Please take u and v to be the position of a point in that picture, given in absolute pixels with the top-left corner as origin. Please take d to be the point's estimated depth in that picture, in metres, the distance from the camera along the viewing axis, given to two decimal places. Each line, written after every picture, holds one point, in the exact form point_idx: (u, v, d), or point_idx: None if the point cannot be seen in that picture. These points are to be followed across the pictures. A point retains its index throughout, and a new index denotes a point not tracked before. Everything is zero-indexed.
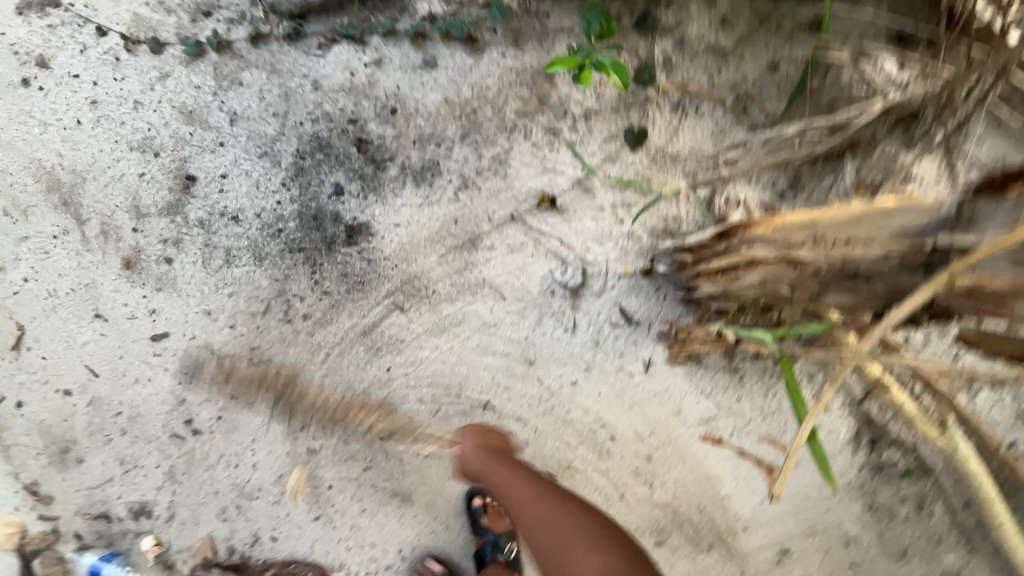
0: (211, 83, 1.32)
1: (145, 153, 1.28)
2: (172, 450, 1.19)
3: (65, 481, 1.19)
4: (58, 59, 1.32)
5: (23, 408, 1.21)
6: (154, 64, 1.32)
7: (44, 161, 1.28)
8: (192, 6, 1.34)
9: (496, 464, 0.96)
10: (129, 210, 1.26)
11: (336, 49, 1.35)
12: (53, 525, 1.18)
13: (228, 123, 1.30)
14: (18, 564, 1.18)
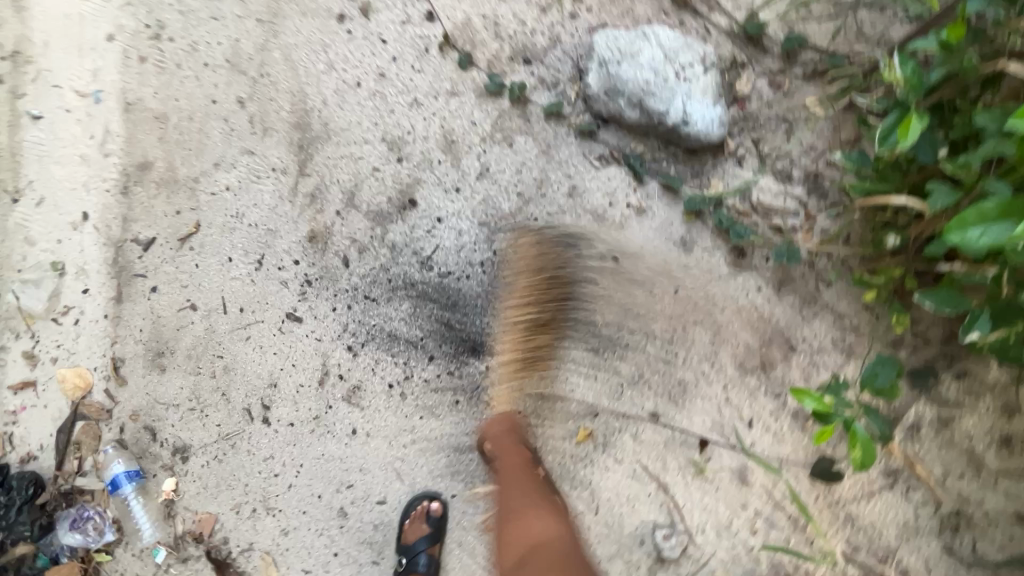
0: (487, 127, 1.24)
1: (391, 153, 1.24)
2: (236, 422, 1.20)
3: (144, 377, 1.22)
4: (380, 16, 1.27)
5: (152, 295, 1.23)
6: (451, 76, 1.26)
7: (308, 99, 1.27)
8: (519, 45, 1.25)
9: (514, 448, 1.12)
10: (345, 192, 1.24)
11: (613, 170, 1.23)
12: (110, 404, 1.22)
13: (475, 174, 1.24)
14: (64, 415, 1.22)
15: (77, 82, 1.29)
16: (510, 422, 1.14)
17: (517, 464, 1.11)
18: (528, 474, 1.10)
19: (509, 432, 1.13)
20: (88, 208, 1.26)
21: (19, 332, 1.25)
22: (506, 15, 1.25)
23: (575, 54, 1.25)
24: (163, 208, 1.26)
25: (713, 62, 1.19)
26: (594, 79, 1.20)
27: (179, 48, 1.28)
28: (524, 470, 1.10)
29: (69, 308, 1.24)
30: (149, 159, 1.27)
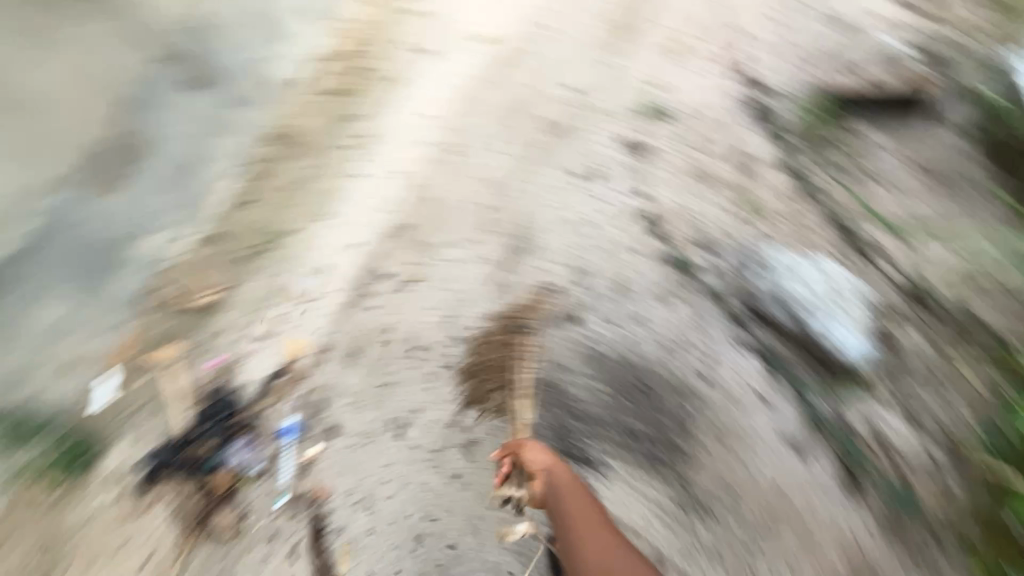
0: (654, 292, 1.52)
1: (571, 279, 1.61)
2: (432, 438, 1.91)
3: (338, 363, 1.70)
4: (613, 177, 1.47)
5: (365, 313, 1.69)
6: (637, 237, 1.50)
7: (527, 221, 1.59)
8: (704, 232, 1.42)
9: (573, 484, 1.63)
10: (532, 297, 1.66)
11: (752, 358, 1.44)
12: (305, 371, 1.68)
13: (632, 317, 1.57)
14: (266, 368, 1.64)
15: (385, 159, 1.50)
16: (554, 459, 1.70)
17: (565, 489, 1.64)
18: (576, 496, 1.61)
19: (555, 469, 1.67)
20: (359, 238, 1.57)
21: (266, 305, 1.57)
22: (700, 208, 1.41)
23: (750, 252, 1.38)
24: (403, 255, 1.65)
25: (869, 301, 1.27)
26: (763, 282, 1.38)
27: (460, 157, 1.55)
28: (576, 492, 1.62)
29: (313, 300, 1.64)
30: (407, 222, 1.61)
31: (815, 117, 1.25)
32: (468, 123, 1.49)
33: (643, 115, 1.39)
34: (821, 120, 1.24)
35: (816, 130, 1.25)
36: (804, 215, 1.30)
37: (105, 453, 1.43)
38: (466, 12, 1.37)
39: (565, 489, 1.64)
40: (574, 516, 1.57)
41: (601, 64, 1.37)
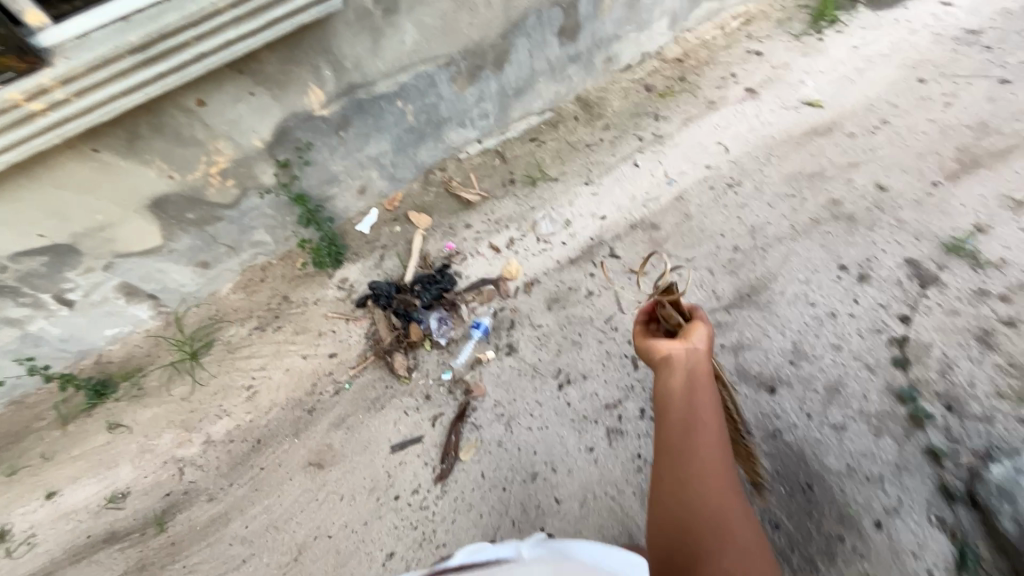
0: (873, 412, 1.46)
1: (790, 355, 1.57)
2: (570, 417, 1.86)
3: (533, 301, 1.80)
4: (870, 291, 1.64)
5: (585, 275, 1.82)
6: (879, 359, 1.52)
7: (776, 282, 1.70)
8: (949, 391, 1.45)
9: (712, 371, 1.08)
10: (747, 348, 1.61)
11: (940, 537, 1.30)
12: (506, 292, 1.83)
13: (832, 423, 1.47)
14: (487, 273, 1.89)
15: (671, 169, 2.03)
16: (707, 347, 1.11)
17: (697, 383, 1.06)
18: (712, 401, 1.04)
19: (697, 356, 1.09)
20: (604, 212, 1.96)
21: (514, 223, 1.99)
22: (963, 364, 1.48)
23: (992, 443, 1.37)
24: (643, 249, 1.85)
25: None
26: (998, 471, 1.30)
27: (747, 201, 1.89)
28: (711, 390, 1.06)
29: (547, 241, 1.93)
30: (659, 225, 1.90)
31: None
32: (755, 166, 1.98)
33: (973, 282, 1.60)
34: None
35: None
36: None
37: (274, 296, 1.93)
38: (805, 88, 2.15)
39: (698, 384, 1.06)
40: (701, 417, 1.02)
41: (961, 230, 1.70)
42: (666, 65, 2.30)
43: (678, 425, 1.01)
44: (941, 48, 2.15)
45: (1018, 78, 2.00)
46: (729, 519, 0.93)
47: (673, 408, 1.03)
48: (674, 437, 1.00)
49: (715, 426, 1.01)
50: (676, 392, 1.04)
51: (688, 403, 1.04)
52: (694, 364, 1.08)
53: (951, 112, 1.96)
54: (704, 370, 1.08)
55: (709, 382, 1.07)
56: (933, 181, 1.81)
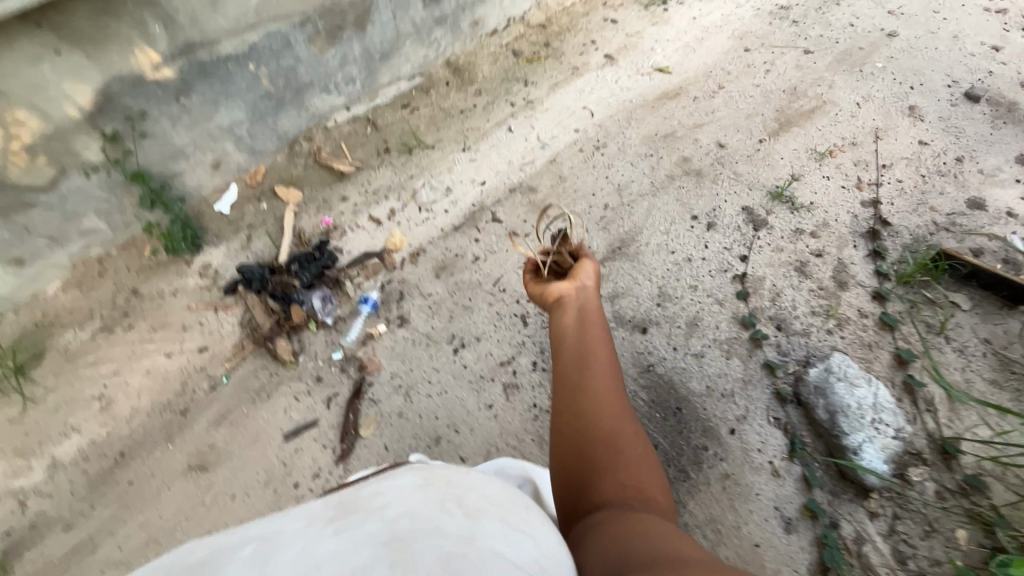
0: (724, 340, 1.70)
1: (657, 298, 1.76)
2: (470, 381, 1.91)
3: (421, 271, 1.79)
4: (716, 236, 1.88)
5: (470, 241, 1.85)
6: (726, 294, 1.77)
7: (642, 235, 1.88)
8: (777, 315, 1.74)
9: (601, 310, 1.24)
10: (621, 297, 1.77)
11: (776, 432, 1.59)
12: (391, 264, 1.80)
13: (693, 352, 1.69)
14: (370, 246, 1.83)
15: (542, 133, 2.11)
16: (594, 285, 1.31)
17: (588, 321, 1.22)
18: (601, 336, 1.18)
19: (586, 295, 1.27)
20: (483, 177, 1.99)
21: (393, 193, 1.93)
22: (787, 291, 1.78)
23: (810, 351, 1.68)
24: (523, 211, 1.92)
25: (903, 437, 1.52)
26: (814, 372, 1.60)
27: (613, 161, 2.04)
28: (602, 327, 1.20)
29: (429, 209, 1.92)
30: (536, 188, 1.98)
31: (898, 291, 1.79)
32: (618, 128, 2.13)
33: (792, 223, 1.91)
34: (906, 302, 1.77)
35: (896, 301, 1.77)
36: (879, 346, 1.70)
37: (119, 291, 1.68)
38: (655, 55, 2.34)
39: (587, 324, 1.20)
40: (591, 348, 1.15)
41: (781, 180, 2.01)
42: (530, 30, 2.36)
43: (572, 359, 1.14)
44: (761, 22, 2.47)
45: (817, 49, 2.37)
46: (619, 436, 1.02)
47: (567, 343, 1.18)
48: (568, 370, 1.12)
49: (607, 357, 1.14)
50: (571, 330, 1.19)
51: (580, 337, 1.17)
52: (584, 300, 1.26)
53: (769, 78, 2.28)
54: (594, 308, 1.25)
55: (597, 319, 1.22)
56: (759, 139, 2.10)
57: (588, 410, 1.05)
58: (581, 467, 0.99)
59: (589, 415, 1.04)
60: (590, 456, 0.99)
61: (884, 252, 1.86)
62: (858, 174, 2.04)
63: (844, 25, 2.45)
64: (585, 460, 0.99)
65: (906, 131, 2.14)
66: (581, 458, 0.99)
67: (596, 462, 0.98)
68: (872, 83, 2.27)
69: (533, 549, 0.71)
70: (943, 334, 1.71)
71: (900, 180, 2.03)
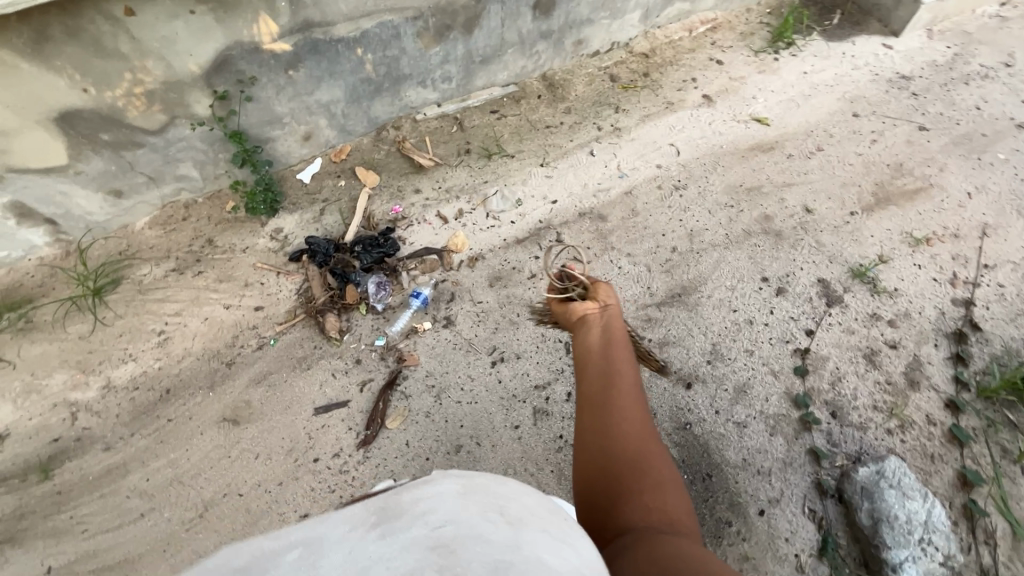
0: (770, 415, 1.61)
1: (708, 355, 1.69)
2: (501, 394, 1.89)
3: (476, 277, 1.79)
4: (783, 303, 1.79)
5: (529, 257, 1.84)
6: (782, 367, 1.68)
7: (705, 286, 1.81)
8: (834, 401, 1.63)
9: (621, 321, 1.22)
10: (671, 345, 1.71)
11: (809, 525, 1.48)
12: (449, 265, 1.81)
13: (735, 420, 1.61)
14: (432, 243, 1.86)
15: (623, 163, 2.08)
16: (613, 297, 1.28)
17: (612, 338, 1.19)
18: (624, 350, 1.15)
19: (609, 311, 1.23)
20: (555, 197, 1.98)
21: (465, 195, 1.96)
22: (849, 378, 1.67)
23: (863, 448, 1.56)
24: (587, 239, 1.89)
25: (951, 566, 1.39)
26: (864, 472, 1.49)
27: (690, 205, 1.98)
28: (625, 340, 1.18)
29: (496, 218, 1.93)
30: (606, 217, 1.94)
31: (976, 404, 1.64)
32: (701, 172, 2.07)
33: (869, 308, 1.79)
34: (983, 419, 1.62)
35: (972, 416, 1.62)
36: (943, 459, 1.56)
37: (197, 239, 1.79)
38: (756, 104, 2.26)
39: (610, 341, 1.17)
40: (613, 362, 1.12)
41: (866, 259, 1.88)
42: (631, 58, 2.33)
43: (594, 375, 1.10)
44: (877, 89, 2.34)
45: (934, 127, 2.21)
46: (642, 450, 0.99)
47: (589, 355, 1.15)
48: (591, 384, 1.09)
49: (630, 365, 1.12)
50: (594, 347, 1.15)
51: (603, 348, 1.16)
52: (609, 315, 1.23)
53: (874, 149, 2.15)
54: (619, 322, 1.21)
55: (621, 333, 1.19)
56: (851, 211, 1.99)
57: (612, 425, 1.02)
58: (605, 482, 0.95)
59: (611, 430, 1.01)
60: (614, 472, 0.96)
61: (967, 358, 1.71)
62: (954, 269, 1.88)
63: (970, 108, 2.27)
64: (609, 476, 0.96)
65: (1019, 233, 1.96)
66: (607, 475, 0.96)
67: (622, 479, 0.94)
68: (989, 175, 2.09)
69: (578, 562, 0.63)
70: (1021, 464, 1.55)
71: (1002, 285, 1.86)
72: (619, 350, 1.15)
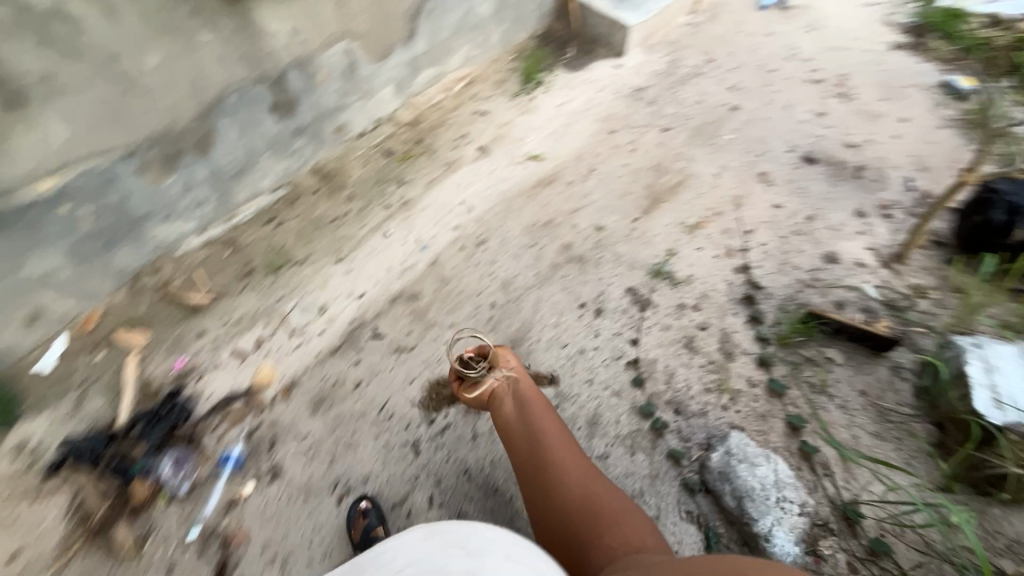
0: (626, 436, 1.65)
1: (555, 399, 1.70)
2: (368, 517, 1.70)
3: (296, 408, 1.60)
4: (604, 323, 1.87)
5: (350, 364, 1.70)
6: (622, 384, 1.75)
7: (530, 332, 1.83)
8: (674, 399, 1.73)
9: (532, 389, 1.44)
10: None
11: (692, 529, 1.53)
12: (260, 406, 1.60)
13: (597, 455, 1.62)
14: (234, 388, 1.62)
15: (421, 235, 2.05)
16: (517, 365, 1.49)
17: (531, 409, 1.41)
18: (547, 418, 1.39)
19: (519, 387, 1.44)
20: (361, 290, 1.87)
21: (260, 321, 1.76)
22: (679, 372, 1.79)
23: (711, 432, 1.67)
24: (405, 324, 1.81)
25: (808, 512, 1.53)
26: (716, 457, 1.58)
27: (496, 256, 2.01)
28: (543, 407, 1.42)
29: (303, 334, 1.76)
30: (419, 295, 1.88)
31: (779, 354, 1.86)
32: (497, 220, 2.12)
33: (675, 300, 1.95)
34: (788, 364, 1.84)
35: (780, 365, 1.84)
36: (772, 415, 1.73)
37: None
38: (528, 143, 2.40)
39: (532, 414, 1.40)
40: (539, 428, 1.37)
41: (658, 257, 2.07)
42: (400, 129, 2.33)
43: (532, 451, 1.33)
44: (621, 104, 2.63)
45: (673, 126, 2.54)
46: (592, 492, 1.24)
47: (518, 432, 1.38)
48: (532, 460, 1.32)
49: (553, 428, 1.37)
50: (521, 427, 1.38)
51: (528, 422, 1.38)
52: (519, 388, 1.44)
53: (635, 157, 2.40)
54: (530, 393, 1.44)
55: (537, 401, 1.42)
56: (633, 218, 2.17)
57: (563, 485, 1.26)
58: (578, 532, 1.18)
59: (564, 490, 1.25)
60: (582, 521, 1.19)
61: (761, 317, 1.94)
62: (727, 243, 2.15)
63: (694, 103, 2.66)
64: (579, 526, 1.19)
65: (762, 197, 2.31)
66: (571, 530, 1.19)
67: (591, 523, 1.18)
68: (725, 154, 2.45)
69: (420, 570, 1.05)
70: (826, 393, 1.79)
71: (764, 244, 2.17)
72: (539, 418, 1.39)
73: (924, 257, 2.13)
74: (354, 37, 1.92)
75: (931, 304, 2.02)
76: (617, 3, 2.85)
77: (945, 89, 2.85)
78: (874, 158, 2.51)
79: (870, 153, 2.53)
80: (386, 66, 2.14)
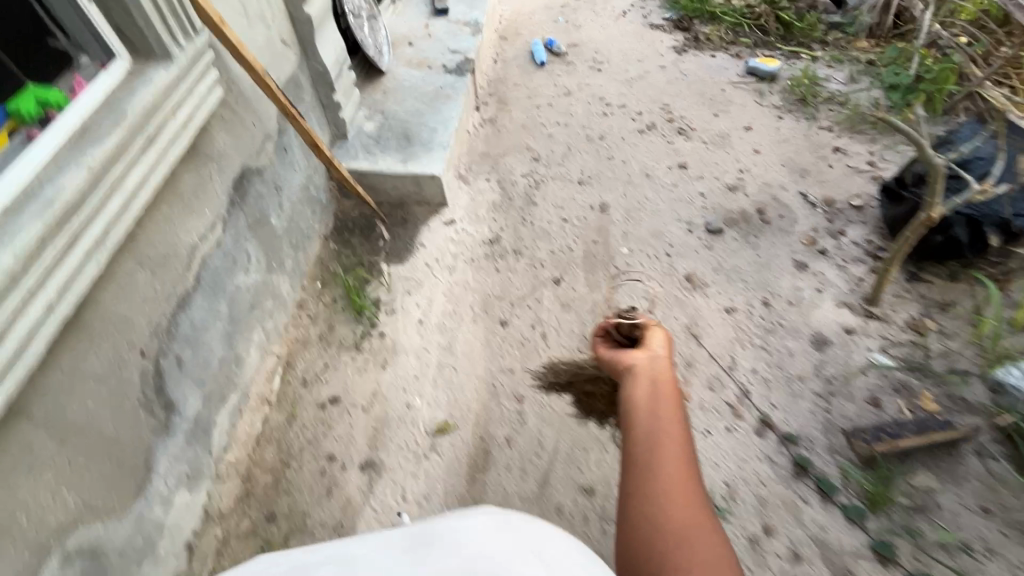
0: None
1: None
2: None
3: None
4: None
5: None
6: None
7: None
8: None
9: (671, 376, 1.09)
10: None
11: None
12: None
13: None
14: None
15: None
16: (665, 356, 1.18)
17: (661, 396, 1.03)
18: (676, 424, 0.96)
19: (663, 377, 1.08)
20: None
21: None
22: None
23: None
24: None
25: None
26: None
27: None
28: (674, 399, 1.01)
29: None
30: None
31: (886, 525, 1.43)
32: None
33: (743, 539, 1.41)
34: (904, 533, 1.41)
35: (900, 544, 1.40)
36: None
37: None
38: (421, 411, 1.66)
39: (661, 409, 0.99)
40: (659, 418, 0.96)
41: None
42: (232, 522, 1.44)
43: (649, 434, 0.93)
44: (487, 273, 2.01)
45: (563, 269, 2.00)
46: (691, 534, 0.81)
47: (636, 411, 0.99)
48: (643, 444, 0.92)
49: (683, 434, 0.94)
50: (644, 408, 0.99)
51: (655, 405, 0.99)
52: (659, 375, 1.09)
53: (553, 344, 1.80)
54: (667, 383, 1.07)
55: (673, 393, 1.02)
56: (613, 441, 1.57)
57: (661, 481, 0.87)
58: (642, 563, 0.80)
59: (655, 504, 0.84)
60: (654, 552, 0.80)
61: (830, 484, 1.50)
62: (724, 400, 1.66)
63: (561, 223, 2.14)
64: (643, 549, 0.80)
65: (709, 308, 1.88)
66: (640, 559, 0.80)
67: (654, 539, 0.81)
68: (637, 274, 1.97)
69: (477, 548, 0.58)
70: (966, 545, 1.39)
71: (755, 371, 1.73)
72: (670, 407, 0.98)
73: (893, 286, 1.87)
74: (67, 532, 1.01)
75: (941, 339, 1.75)
76: (405, 150, 2.20)
77: (755, 75, 2.72)
78: (762, 189, 2.24)
79: (754, 185, 2.25)
80: (155, 485, 1.23)
